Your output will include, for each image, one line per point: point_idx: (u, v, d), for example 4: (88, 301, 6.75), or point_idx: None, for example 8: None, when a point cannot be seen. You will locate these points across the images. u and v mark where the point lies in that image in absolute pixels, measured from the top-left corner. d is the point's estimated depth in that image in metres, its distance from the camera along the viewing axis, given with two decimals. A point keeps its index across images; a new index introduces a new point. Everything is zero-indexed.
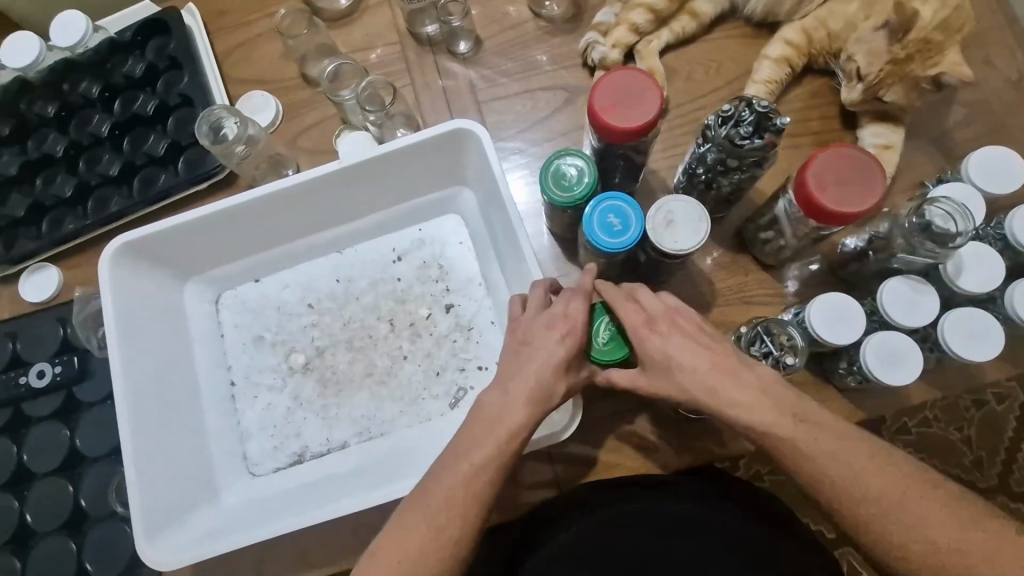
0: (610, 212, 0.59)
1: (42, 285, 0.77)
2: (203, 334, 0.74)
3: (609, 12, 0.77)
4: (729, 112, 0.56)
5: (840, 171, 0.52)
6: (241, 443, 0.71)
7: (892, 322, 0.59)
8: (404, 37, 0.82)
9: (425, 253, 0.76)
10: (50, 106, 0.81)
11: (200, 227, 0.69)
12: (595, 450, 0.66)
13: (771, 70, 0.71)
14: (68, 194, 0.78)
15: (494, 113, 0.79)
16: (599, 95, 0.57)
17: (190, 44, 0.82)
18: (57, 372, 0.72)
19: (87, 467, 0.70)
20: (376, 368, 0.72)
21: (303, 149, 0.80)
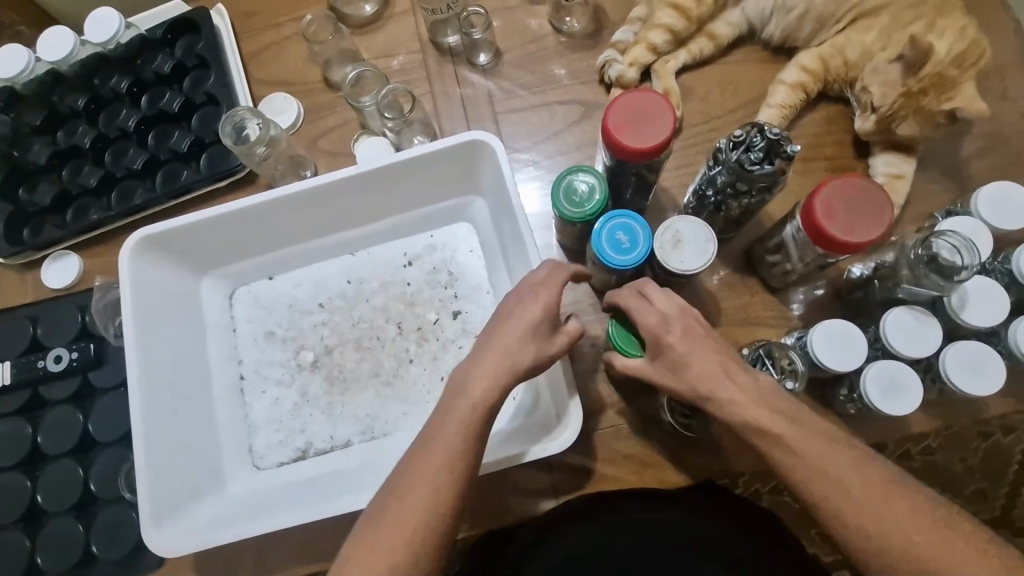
0: (619, 229, 0.60)
1: (65, 272, 0.80)
2: (217, 326, 0.76)
3: (628, 30, 0.78)
4: (742, 137, 0.57)
5: (848, 201, 0.53)
6: (248, 436, 0.73)
7: (895, 351, 0.59)
8: (426, 46, 0.84)
9: (435, 259, 0.77)
10: (81, 99, 0.83)
11: (220, 223, 0.71)
12: (594, 462, 0.67)
13: (786, 95, 0.72)
14: (93, 184, 0.80)
15: (510, 124, 0.81)
16: (615, 114, 0.58)
17: (216, 43, 0.84)
18: (73, 357, 0.74)
19: (98, 451, 0.72)
20: (382, 368, 0.73)
21: (321, 151, 0.82)
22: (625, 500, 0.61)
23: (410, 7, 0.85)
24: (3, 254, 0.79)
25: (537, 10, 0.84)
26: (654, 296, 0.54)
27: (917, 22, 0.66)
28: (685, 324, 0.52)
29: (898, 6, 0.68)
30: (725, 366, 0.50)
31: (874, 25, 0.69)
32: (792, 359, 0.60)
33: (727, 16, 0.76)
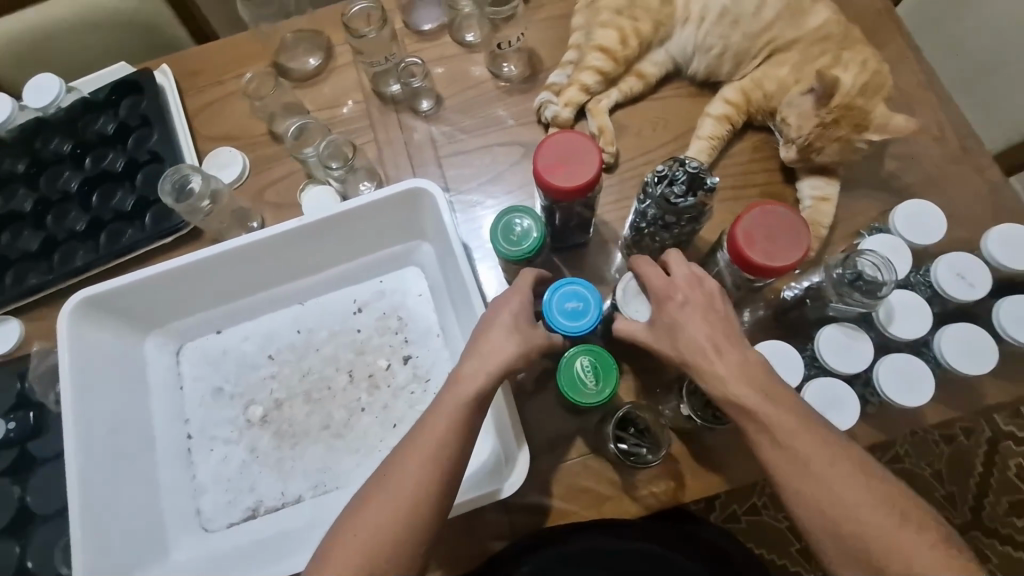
0: (570, 297, 0.60)
1: (1, 337, 0.77)
2: (162, 386, 0.74)
3: (561, 73, 0.81)
4: (664, 172, 0.59)
5: (769, 228, 0.55)
6: (194, 499, 0.70)
7: (829, 367, 0.61)
8: (369, 95, 0.86)
9: (382, 304, 0.76)
10: (22, 163, 0.83)
11: (163, 282, 0.70)
12: (552, 500, 0.66)
13: (713, 127, 0.75)
14: (34, 249, 0.79)
15: (454, 167, 0.82)
16: (543, 156, 0.60)
17: (161, 103, 0.85)
18: (9, 428, 0.71)
19: (36, 525, 0.69)
20: (333, 420, 0.72)
21: (267, 203, 0.82)
22: (570, 530, 0.64)
23: (351, 59, 0.88)
24: None
25: (476, 56, 0.87)
26: (649, 270, 0.56)
27: (824, 56, 0.72)
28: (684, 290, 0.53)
29: (806, 42, 0.74)
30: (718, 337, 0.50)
31: (787, 60, 0.75)
32: None
33: (653, 57, 0.81)
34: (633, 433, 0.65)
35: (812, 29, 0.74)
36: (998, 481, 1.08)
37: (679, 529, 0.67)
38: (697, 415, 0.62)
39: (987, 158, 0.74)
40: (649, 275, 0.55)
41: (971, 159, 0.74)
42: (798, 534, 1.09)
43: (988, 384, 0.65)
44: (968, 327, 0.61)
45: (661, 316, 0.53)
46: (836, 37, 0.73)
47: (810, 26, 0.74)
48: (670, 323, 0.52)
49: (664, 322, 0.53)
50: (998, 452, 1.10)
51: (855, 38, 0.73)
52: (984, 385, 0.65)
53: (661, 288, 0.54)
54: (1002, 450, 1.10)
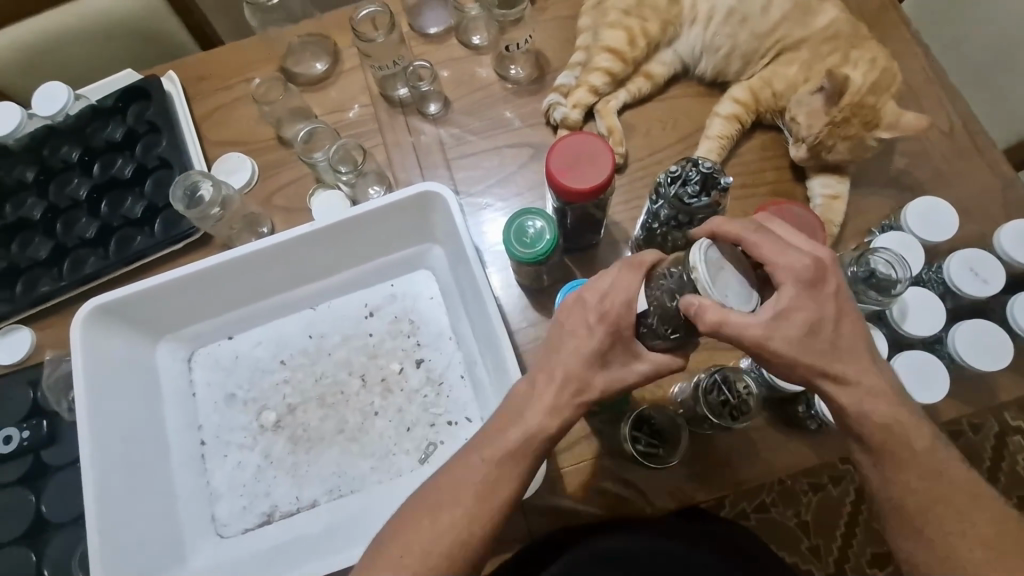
0: None
1: (15, 346, 0.77)
2: (175, 392, 0.74)
3: (569, 74, 0.82)
4: (677, 172, 0.59)
5: (783, 227, 0.56)
6: (209, 505, 0.70)
7: None
8: (377, 99, 0.86)
9: (393, 308, 0.76)
10: (31, 171, 0.83)
11: (175, 288, 0.70)
12: (568, 501, 0.66)
13: (722, 126, 0.75)
14: (44, 257, 0.79)
15: (463, 170, 0.82)
16: (555, 159, 0.60)
17: (169, 109, 0.85)
18: (24, 437, 0.71)
19: (52, 533, 0.68)
20: (347, 424, 0.72)
21: (277, 208, 0.82)
22: (592, 528, 0.63)
23: (358, 63, 0.88)
24: None
25: (483, 59, 0.87)
26: (773, 250, 0.46)
27: (833, 55, 0.72)
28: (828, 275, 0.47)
29: (815, 40, 0.74)
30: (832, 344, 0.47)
31: (796, 59, 0.75)
32: (746, 382, 0.64)
33: (660, 57, 0.81)
34: (647, 433, 0.66)
35: (820, 28, 0.74)
36: (1008, 476, 1.08)
37: (710, 528, 0.64)
38: (713, 416, 0.62)
39: (997, 154, 0.75)
40: (783, 260, 0.46)
41: (981, 155, 0.75)
42: (808, 531, 1.09)
43: (1002, 380, 0.65)
44: (983, 324, 0.61)
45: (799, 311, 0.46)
46: (845, 35, 0.73)
47: (818, 25, 0.74)
48: (809, 319, 0.46)
49: (801, 319, 0.46)
50: (1007, 447, 1.10)
51: (864, 36, 0.73)
52: (999, 381, 0.65)
53: (807, 274, 0.46)
54: (1010, 444, 1.10)
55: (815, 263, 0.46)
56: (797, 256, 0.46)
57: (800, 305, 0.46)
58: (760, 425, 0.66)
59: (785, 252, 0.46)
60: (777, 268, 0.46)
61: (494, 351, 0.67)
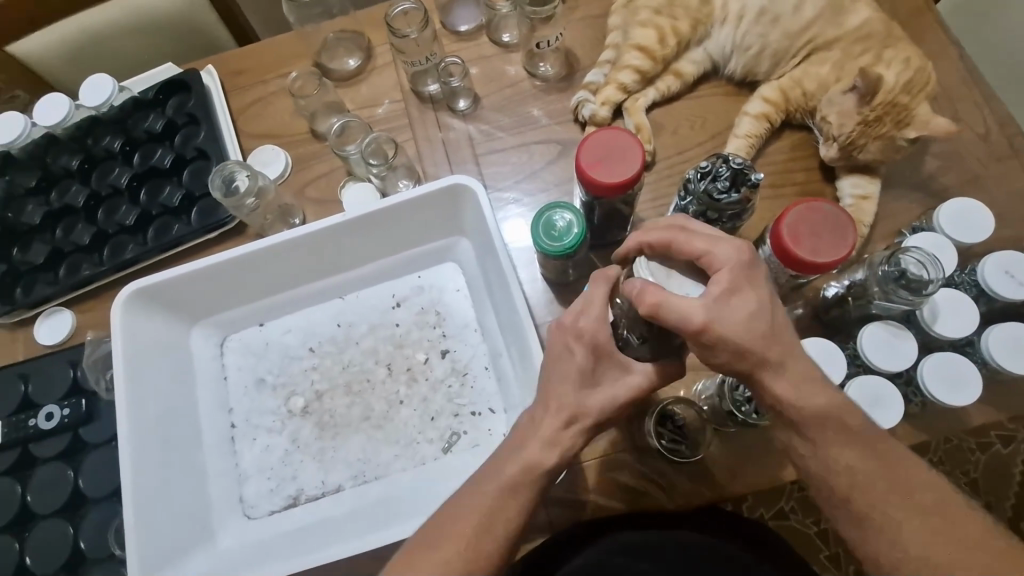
0: None
1: (58, 327, 0.81)
2: (208, 375, 0.76)
3: (598, 72, 0.82)
4: (708, 168, 0.59)
5: (814, 224, 0.55)
6: (238, 485, 0.72)
7: (872, 365, 0.60)
8: (407, 95, 0.88)
9: (420, 299, 0.77)
10: (75, 159, 0.86)
11: (211, 274, 0.72)
12: (589, 493, 0.66)
13: (751, 125, 0.76)
14: (86, 242, 0.82)
15: (491, 165, 0.84)
16: (587, 153, 0.60)
17: (208, 102, 0.88)
18: (65, 414, 0.74)
19: (89, 508, 0.71)
20: (373, 411, 0.73)
21: (309, 199, 0.84)
22: (609, 522, 0.63)
23: (391, 60, 0.90)
24: None
25: (513, 56, 0.88)
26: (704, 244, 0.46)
27: (865, 55, 0.72)
28: (756, 264, 0.46)
29: (848, 40, 0.74)
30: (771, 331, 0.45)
31: (828, 58, 0.75)
32: None
33: (690, 56, 0.81)
34: (670, 429, 0.66)
35: (854, 27, 0.74)
36: None
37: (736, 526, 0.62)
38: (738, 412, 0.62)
39: None
40: (714, 251, 0.46)
41: (1017, 158, 0.73)
42: (827, 540, 1.07)
43: None
44: (1018, 328, 0.60)
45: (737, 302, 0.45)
46: (878, 35, 0.73)
47: (851, 24, 0.74)
48: (749, 305, 0.45)
49: (741, 306, 0.45)
50: None
51: (898, 36, 0.73)
52: None
53: (738, 260, 0.45)
54: None
55: (743, 249, 0.46)
56: (727, 245, 0.46)
57: (739, 293, 0.45)
58: None
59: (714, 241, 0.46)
60: (710, 260, 0.46)
61: (520, 343, 0.67)
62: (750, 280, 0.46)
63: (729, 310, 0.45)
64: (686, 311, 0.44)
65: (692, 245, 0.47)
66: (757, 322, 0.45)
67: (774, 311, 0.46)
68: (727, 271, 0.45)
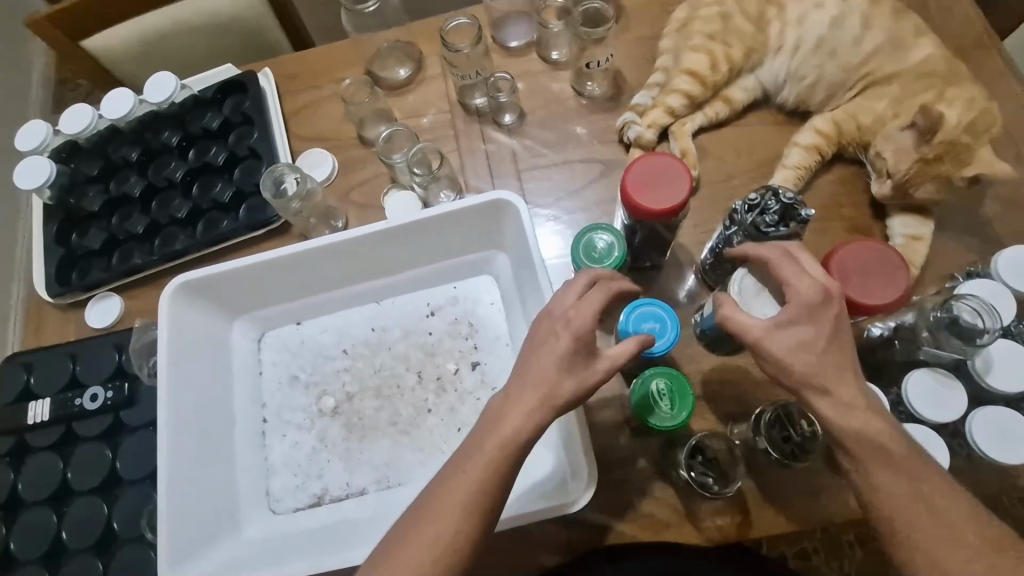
0: (647, 318, 0.61)
1: (107, 311, 0.84)
2: (244, 369, 0.78)
3: (646, 94, 0.82)
4: (755, 201, 0.58)
5: (863, 264, 0.54)
6: (265, 479, 0.73)
7: (916, 414, 0.58)
8: (454, 107, 0.89)
9: (454, 309, 0.78)
10: (134, 151, 0.90)
11: (256, 272, 0.74)
12: (612, 519, 0.65)
13: (801, 156, 0.74)
14: (139, 232, 0.86)
15: (532, 181, 0.84)
16: (632, 176, 0.60)
17: (263, 103, 0.91)
18: (108, 396, 0.76)
19: (123, 489, 0.73)
20: (401, 417, 0.74)
21: (352, 203, 0.86)
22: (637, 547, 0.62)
23: (440, 71, 0.91)
24: (54, 293, 0.84)
25: (560, 74, 0.89)
26: (787, 275, 0.49)
27: (926, 92, 0.70)
28: (834, 304, 0.48)
29: (907, 76, 0.72)
30: (824, 360, 0.46)
31: (885, 94, 0.73)
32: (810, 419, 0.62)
33: (742, 83, 0.80)
34: (702, 462, 0.63)
35: (915, 63, 0.72)
36: None
37: None
38: (773, 450, 0.62)
39: None
40: (793, 283, 0.49)
41: None
42: None
43: None
44: None
45: (795, 329, 0.47)
46: (941, 72, 0.71)
47: (912, 60, 0.72)
48: (802, 334, 0.47)
49: (799, 336, 0.47)
50: None
51: (962, 75, 0.71)
52: None
53: (812, 299, 0.47)
54: None
55: (822, 290, 0.48)
56: (808, 283, 0.48)
57: (793, 326, 0.47)
58: (818, 465, 0.64)
59: (801, 273, 0.49)
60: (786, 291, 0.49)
61: None
62: (817, 317, 0.47)
63: (778, 337, 0.47)
64: (744, 327, 0.49)
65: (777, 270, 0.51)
66: (806, 350, 0.47)
67: (839, 341, 0.47)
68: (805, 298, 0.48)
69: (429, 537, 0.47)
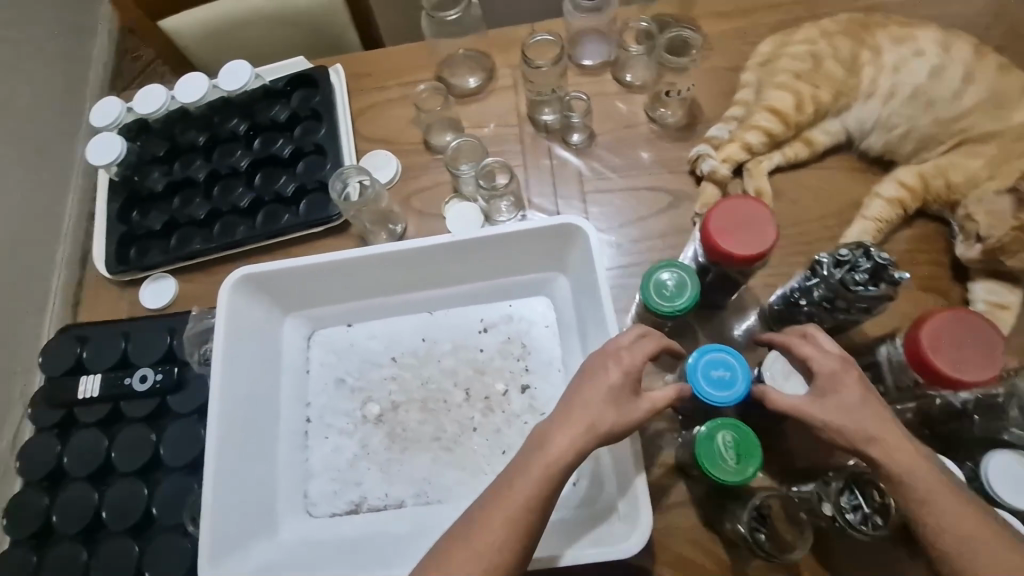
0: (718, 365, 0.57)
1: (161, 293, 0.85)
2: (292, 366, 0.78)
3: (723, 128, 0.80)
4: (845, 257, 0.57)
5: (958, 336, 0.51)
6: (304, 480, 0.73)
7: (996, 498, 0.55)
8: (523, 121, 0.88)
9: (507, 328, 0.77)
10: (201, 136, 0.91)
11: (315, 271, 0.74)
12: (654, 563, 0.63)
13: (882, 208, 0.71)
14: (200, 217, 0.86)
15: (597, 204, 0.82)
16: (717, 218, 0.58)
17: (332, 100, 0.91)
18: (157, 379, 0.77)
19: (163, 474, 0.74)
20: (444, 433, 0.73)
21: (412, 209, 0.85)
22: None
23: (512, 83, 0.90)
24: (111, 270, 0.85)
25: (634, 97, 0.87)
26: (809, 352, 0.53)
27: None
28: (854, 372, 0.51)
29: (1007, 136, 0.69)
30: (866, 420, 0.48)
31: (981, 153, 0.70)
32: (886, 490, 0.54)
33: (826, 125, 0.78)
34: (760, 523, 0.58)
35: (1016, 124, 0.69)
36: None
37: None
38: (839, 517, 0.55)
39: None
40: (816, 359, 0.52)
41: None
42: None
43: None
44: None
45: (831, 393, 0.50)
46: None
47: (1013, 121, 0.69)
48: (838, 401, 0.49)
49: (834, 401, 0.49)
50: None
51: None
52: None
53: (833, 371, 0.51)
54: None
55: (841, 361, 0.51)
56: (826, 356, 0.52)
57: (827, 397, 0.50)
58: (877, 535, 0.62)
59: (818, 353, 0.52)
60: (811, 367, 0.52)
61: None
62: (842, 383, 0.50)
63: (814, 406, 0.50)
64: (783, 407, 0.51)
65: (795, 344, 0.54)
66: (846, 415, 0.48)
67: (872, 400, 0.49)
68: (829, 377, 0.51)
69: (482, 541, 0.48)
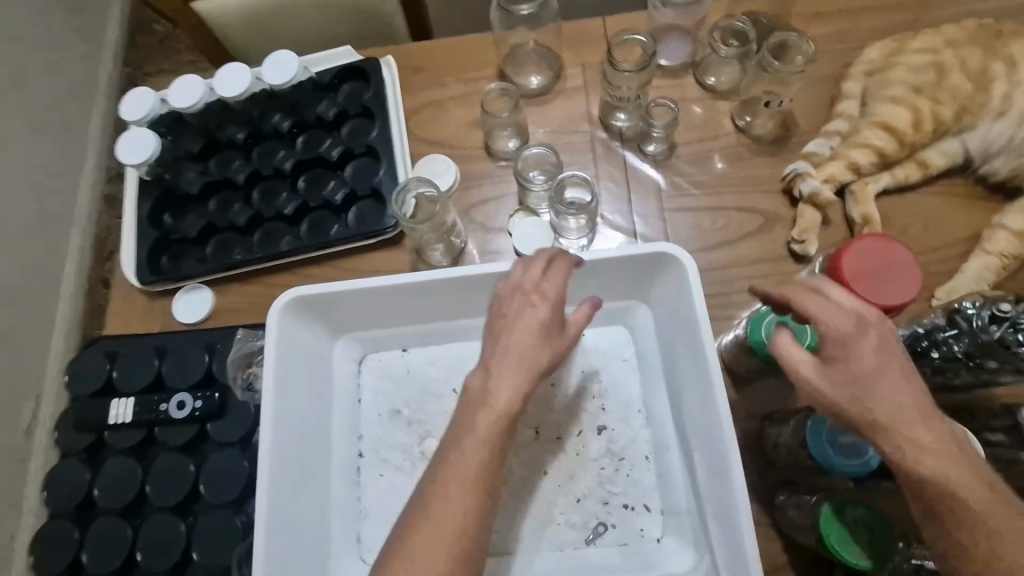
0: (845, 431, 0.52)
1: (196, 306, 0.77)
2: (343, 395, 0.71)
3: (824, 143, 0.72)
4: (1007, 312, 0.49)
5: None
6: (357, 522, 0.67)
7: None
8: (595, 127, 0.80)
9: (581, 361, 0.70)
10: (240, 132, 0.82)
11: (374, 294, 0.67)
12: None
13: (1009, 243, 0.64)
14: (241, 223, 0.79)
15: (678, 224, 0.75)
16: (851, 261, 0.51)
17: (384, 97, 0.82)
18: (196, 406, 0.70)
19: (205, 511, 0.68)
20: (512, 477, 0.66)
21: (472, 223, 0.78)
22: None
23: (582, 84, 0.82)
24: (143, 279, 0.77)
25: (720, 104, 0.79)
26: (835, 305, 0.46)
27: None
28: (872, 335, 0.44)
29: None
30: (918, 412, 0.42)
31: None
32: None
33: (943, 145, 0.70)
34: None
35: None
36: None
37: None
38: None
39: None
40: (830, 315, 0.45)
41: None
42: None
43: None
44: None
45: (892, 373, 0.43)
46: None
47: None
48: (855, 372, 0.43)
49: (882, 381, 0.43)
50: None
51: None
52: None
53: (848, 332, 0.44)
54: None
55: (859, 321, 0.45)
56: (846, 314, 0.45)
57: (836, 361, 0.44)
58: None
59: (832, 305, 0.45)
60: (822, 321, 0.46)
61: (713, 455, 0.58)
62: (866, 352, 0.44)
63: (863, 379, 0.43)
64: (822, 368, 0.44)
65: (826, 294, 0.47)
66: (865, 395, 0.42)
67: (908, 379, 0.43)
68: (866, 349, 0.43)
69: (447, 513, 0.45)
